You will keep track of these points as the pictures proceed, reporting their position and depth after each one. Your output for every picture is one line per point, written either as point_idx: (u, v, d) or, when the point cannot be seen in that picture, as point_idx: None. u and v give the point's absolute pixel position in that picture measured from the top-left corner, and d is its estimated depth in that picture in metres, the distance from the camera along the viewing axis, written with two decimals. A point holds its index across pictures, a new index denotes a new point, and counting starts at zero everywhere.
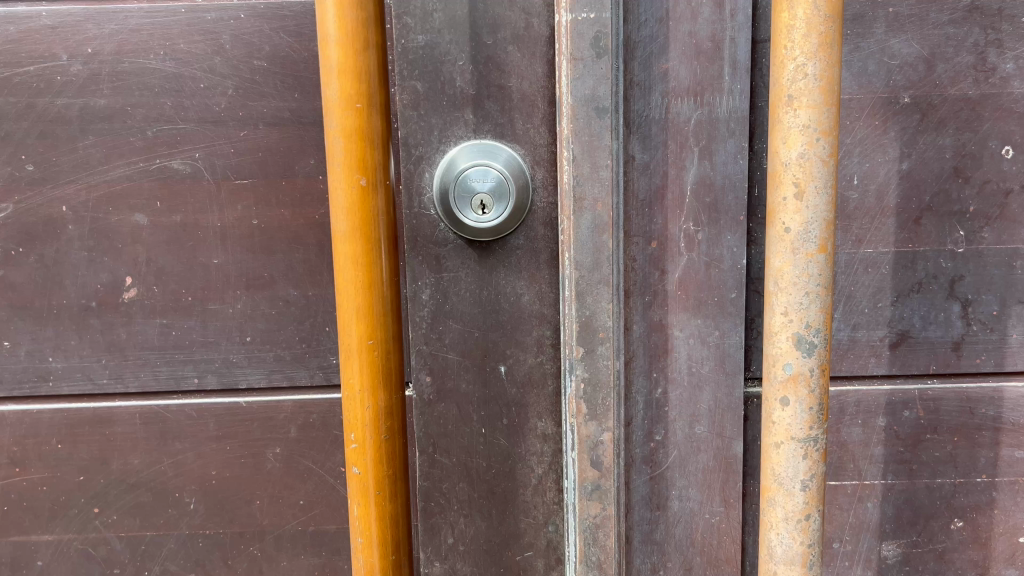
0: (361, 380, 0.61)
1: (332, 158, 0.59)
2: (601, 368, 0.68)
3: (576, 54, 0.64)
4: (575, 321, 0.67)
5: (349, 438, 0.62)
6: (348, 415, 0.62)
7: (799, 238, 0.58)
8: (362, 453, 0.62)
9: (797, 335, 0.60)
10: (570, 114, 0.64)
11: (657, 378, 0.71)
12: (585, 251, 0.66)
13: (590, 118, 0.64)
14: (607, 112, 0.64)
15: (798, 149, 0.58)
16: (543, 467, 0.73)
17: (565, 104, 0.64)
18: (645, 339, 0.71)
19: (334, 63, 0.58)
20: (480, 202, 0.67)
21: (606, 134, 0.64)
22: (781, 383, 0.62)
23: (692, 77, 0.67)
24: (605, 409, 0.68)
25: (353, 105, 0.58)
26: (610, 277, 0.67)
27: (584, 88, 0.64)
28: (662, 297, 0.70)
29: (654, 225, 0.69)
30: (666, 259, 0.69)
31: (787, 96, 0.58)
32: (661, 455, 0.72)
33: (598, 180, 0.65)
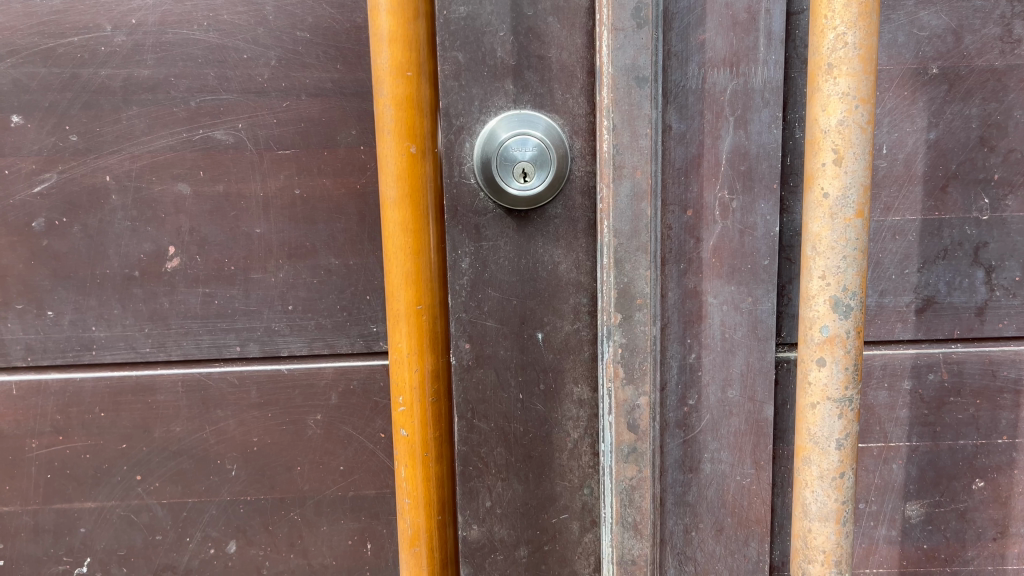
0: (409, 343, 0.63)
1: (381, 126, 0.61)
2: (638, 333, 0.70)
3: (617, 25, 0.65)
4: (614, 288, 0.69)
5: (397, 402, 0.64)
6: (396, 379, 0.64)
7: (837, 203, 0.61)
8: (410, 416, 0.64)
9: (834, 297, 0.63)
10: (611, 84, 0.66)
11: (691, 343, 0.73)
12: (624, 219, 0.68)
13: (630, 88, 0.66)
14: (647, 81, 0.66)
15: (838, 117, 0.60)
16: (579, 432, 0.75)
17: (607, 74, 0.66)
18: (679, 305, 0.73)
19: (384, 31, 0.60)
20: (522, 170, 0.68)
21: (646, 103, 0.66)
22: (817, 345, 0.64)
23: (729, 47, 0.68)
24: (642, 374, 0.70)
25: (404, 72, 0.60)
26: (649, 245, 0.68)
27: (625, 58, 0.66)
28: (696, 264, 0.72)
29: (690, 194, 0.71)
30: (700, 227, 0.71)
31: (827, 65, 0.60)
32: (694, 419, 0.74)
33: (638, 149, 0.67)
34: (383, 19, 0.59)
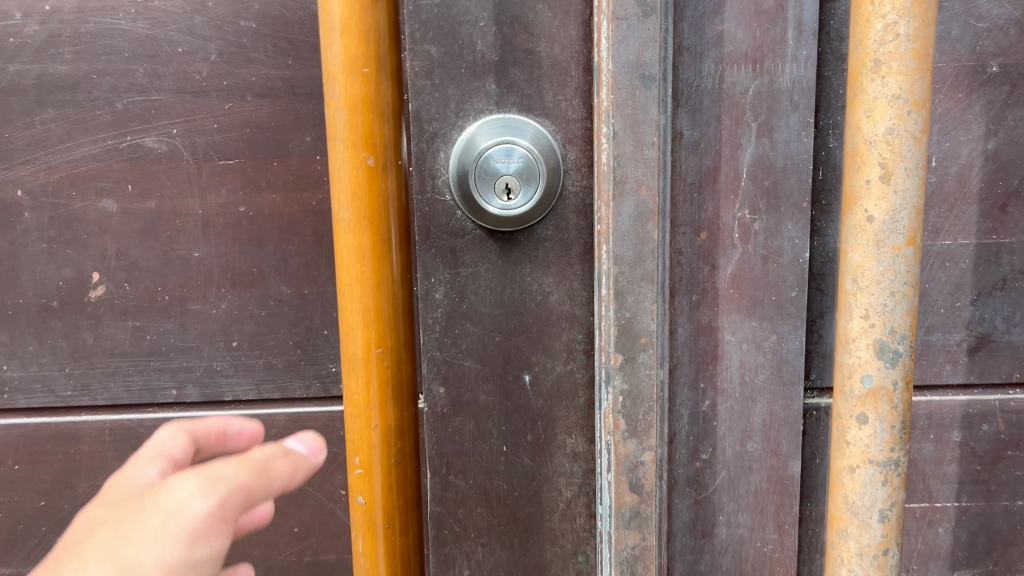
0: (368, 393, 0.52)
1: (334, 133, 0.51)
2: (643, 379, 0.59)
3: (619, 13, 0.55)
4: (614, 324, 0.59)
5: (353, 463, 0.53)
6: (352, 436, 0.53)
7: (885, 229, 0.50)
8: (369, 479, 0.53)
9: (878, 341, 0.52)
10: (611, 84, 0.56)
11: (704, 389, 0.62)
12: (626, 243, 0.57)
13: (634, 88, 0.56)
14: (654, 81, 0.56)
15: (886, 124, 0.50)
16: (573, 491, 0.64)
17: (607, 71, 0.56)
18: (691, 343, 0.62)
19: (336, 18, 0.49)
20: (505, 185, 0.57)
21: (653, 106, 0.56)
22: (857, 398, 0.53)
23: (752, 41, 0.58)
24: (647, 426, 0.60)
25: (359, 68, 0.50)
26: (655, 274, 0.58)
27: (628, 53, 0.55)
28: (711, 296, 0.61)
29: (704, 213, 0.60)
30: (716, 251, 0.60)
31: (873, 61, 0.50)
32: (708, 475, 0.63)
33: (643, 161, 0.57)
34: (333, 3, 0.49)
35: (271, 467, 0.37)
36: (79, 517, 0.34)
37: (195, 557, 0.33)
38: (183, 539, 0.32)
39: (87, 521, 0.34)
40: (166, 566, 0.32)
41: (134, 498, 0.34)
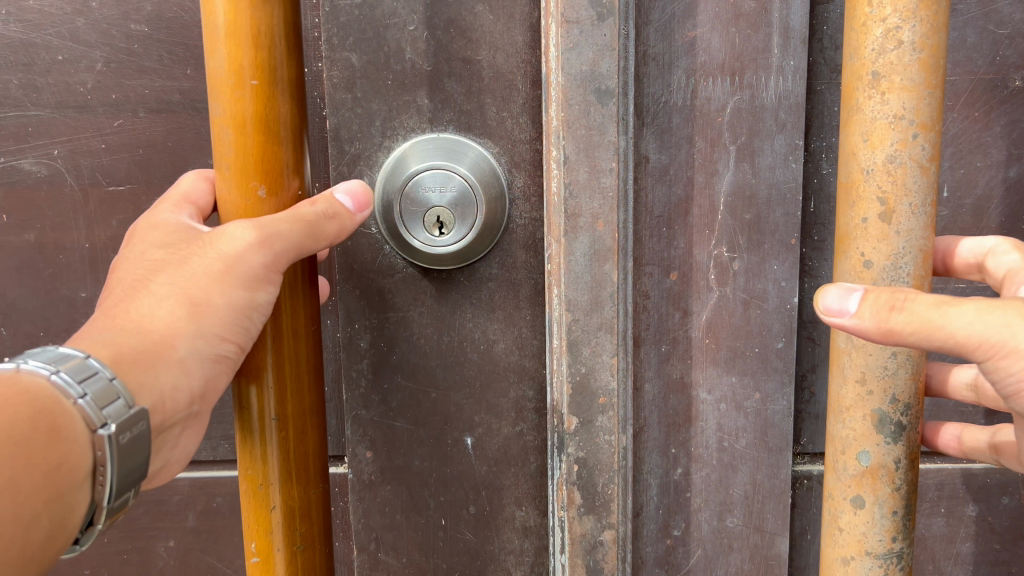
0: (267, 469, 0.43)
1: (220, 156, 0.42)
2: (601, 446, 0.51)
3: (568, 15, 0.46)
4: (567, 381, 0.50)
5: (247, 550, 0.44)
6: (247, 518, 0.44)
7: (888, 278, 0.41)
8: (267, 569, 0.44)
9: (877, 412, 0.43)
10: (561, 99, 0.47)
11: (677, 455, 0.54)
12: (580, 287, 0.49)
13: (588, 105, 0.47)
14: (611, 96, 0.47)
15: (887, 150, 0.41)
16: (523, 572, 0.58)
17: (556, 84, 0.47)
18: (660, 401, 0.53)
19: (219, 20, 0.40)
20: (436, 218, 0.51)
21: (611, 125, 0.47)
22: (852, 478, 0.44)
23: (729, 49, 0.49)
24: (607, 500, 0.51)
25: (248, 80, 0.41)
26: (615, 323, 0.49)
27: (580, 63, 0.47)
28: (683, 347, 0.53)
29: (674, 251, 0.52)
30: (688, 295, 0.52)
31: (871, 73, 0.41)
32: (681, 555, 0.55)
33: (600, 191, 0.48)
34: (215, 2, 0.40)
35: (320, 224, 0.44)
36: (147, 251, 0.43)
37: (205, 328, 0.42)
38: (237, 280, 0.42)
39: (151, 252, 0.43)
40: (229, 302, 0.42)
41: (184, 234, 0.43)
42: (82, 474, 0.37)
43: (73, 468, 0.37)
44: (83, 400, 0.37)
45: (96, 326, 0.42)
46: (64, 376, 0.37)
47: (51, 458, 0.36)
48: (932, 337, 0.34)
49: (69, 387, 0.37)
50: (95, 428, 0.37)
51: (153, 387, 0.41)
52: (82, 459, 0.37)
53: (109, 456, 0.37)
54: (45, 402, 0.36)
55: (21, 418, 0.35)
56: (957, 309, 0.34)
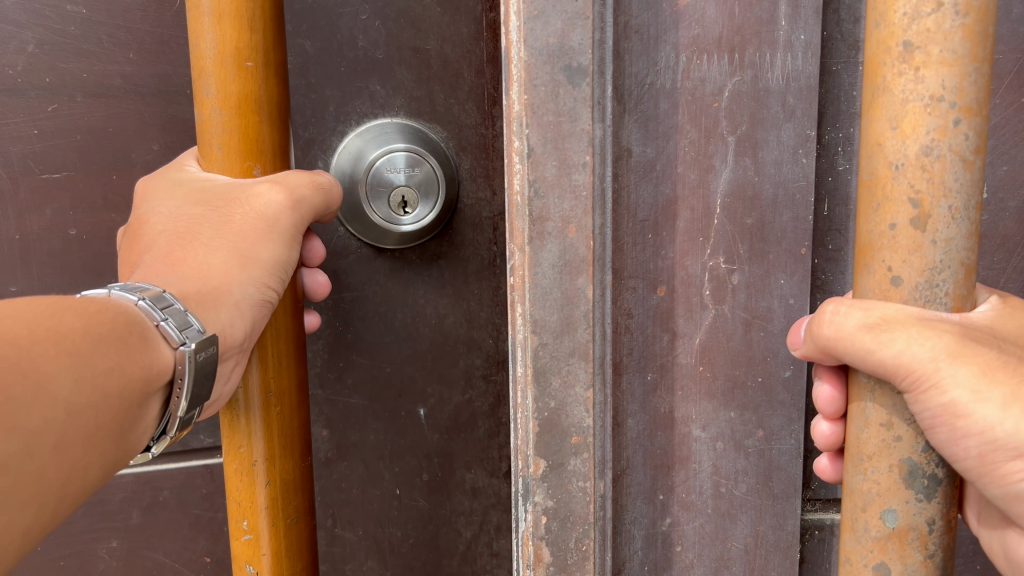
0: (253, 445, 0.51)
1: (210, 150, 0.50)
2: (575, 494, 0.47)
3: None
4: (534, 417, 0.46)
5: (242, 527, 0.52)
6: (239, 493, 0.52)
7: (919, 283, 0.39)
8: (256, 545, 0.52)
9: (905, 463, 0.41)
10: (525, 78, 0.43)
11: (664, 503, 0.51)
12: (549, 305, 0.45)
13: (556, 82, 0.43)
14: (583, 75, 0.43)
15: (921, 139, 0.38)
16: (471, 530, 0.80)
17: (518, 59, 0.43)
18: (644, 439, 0.50)
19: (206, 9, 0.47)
20: (400, 196, 0.69)
21: (584, 110, 0.44)
22: (874, 541, 0.41)
23: (726, 22, 0.47)
24: (582, 559, 0.47)
25: (242, 62, 0.48)
26: (589, 348, 0.45)
27: (544, 36, 0.43)
28: (671, 376, 0.50)
29: (661, 261, 0.48)
30: (676, 314, 0.49)
31: (901, 43, 0.38)
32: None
33: (571, 190, 0.44)
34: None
35: (314, 185, 0.54)
36: (185, 207, 0.51)
37: (254, 275, 0.51)
38: (277, 234, 0.52)
39: (188, 208, 0.51)
40: (272, 255, 0.52)
41: (219, 196, 0.50)
42: (162, 381, 0.46)
43: (158, 374, 0.46)
44: (165, 321, 0.46)
45: (156, 269, 0.50)
46: (148, 304, 0.47)
47: (139, 364, 0.44)
48: (866, 355, 0.40)
49: (152, 311, 0.46)
50: (175, 346, 0.46)
51: (219, 325, 0.48)
52: (164, 370, 0.46)
53: (187, 370, 0.46)
54: (130, 319, 0.46)
55: (116, 322, 0.45)
56: (890, 337, 0.39)
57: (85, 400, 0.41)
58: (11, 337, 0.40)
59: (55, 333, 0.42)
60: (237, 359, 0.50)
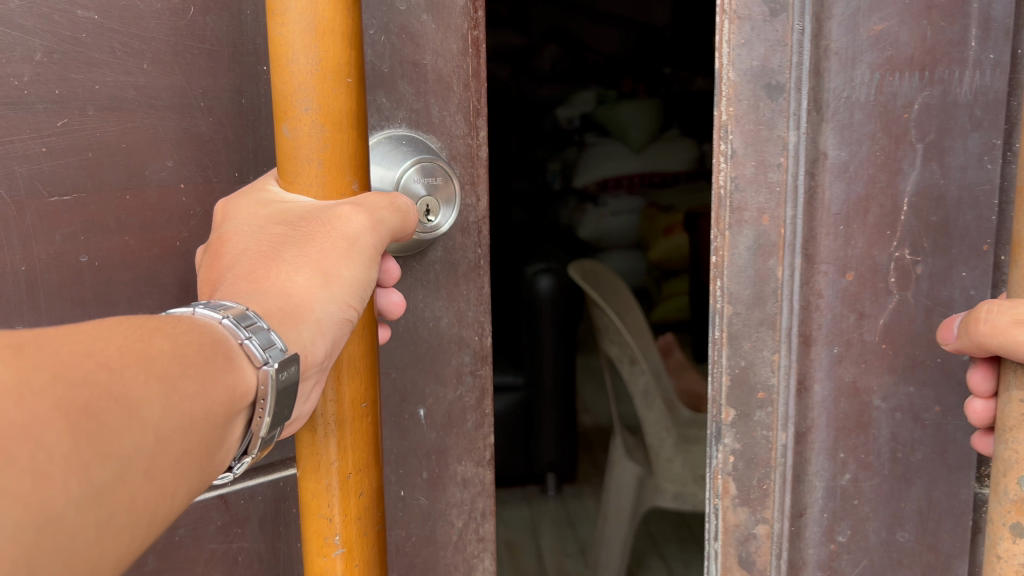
0: (321, 458, 0.47)
1: (305, 167, 0.44)
2: (759, 440, 0.63)
3: (741, 13, 0.58)
4: (727, 372, 0.62)
5: (332, 544, 0.48)
6: (310, 514, 0.48)
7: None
8: (352, 558, 0.49)
9: None
10: (732, 92, 0.59)
11: (844, 459, 0.64)
12: (743, 280, 0.61)
13: (757, 97, 0.59)
14: (778, 90, 0.59)
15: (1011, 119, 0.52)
16: (463, 519, 0.64)
17: (728, 79, 0.59)
18: (829, 403, 0.63)
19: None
20: None
21: (776, 120, 0.60)
22: (1012, 503, 0.47)
23: (915, 38, 0.60)
24: (763, 495, 0.63)
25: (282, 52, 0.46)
26: (775, 319, 0.62)
27: (751, 58, 0.59)
28: (857, 349, 0.63)
29: (853, 250, 0.62)
30: (864, 298, 0.62)
31: None
32: (844, 560, 0.65)
33: (766, 187, 0.60)
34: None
35: None
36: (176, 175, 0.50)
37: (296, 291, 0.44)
38: None
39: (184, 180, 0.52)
40: None
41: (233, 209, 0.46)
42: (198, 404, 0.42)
43: None
44: (248, 339, 0.39)
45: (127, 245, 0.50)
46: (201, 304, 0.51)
47: (223, 385, 0.38)
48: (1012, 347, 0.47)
49: None
50: (259, 365, 0.39)
51: (301, 344, 0.41)
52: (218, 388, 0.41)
53: (271, 392, 0.40)
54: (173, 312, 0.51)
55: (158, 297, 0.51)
56: None
57: (170, 424, 0.35)
58: (100, 355, 0.34)
59: (143, 354, 0.36)
60: (317, 376, 0.44)
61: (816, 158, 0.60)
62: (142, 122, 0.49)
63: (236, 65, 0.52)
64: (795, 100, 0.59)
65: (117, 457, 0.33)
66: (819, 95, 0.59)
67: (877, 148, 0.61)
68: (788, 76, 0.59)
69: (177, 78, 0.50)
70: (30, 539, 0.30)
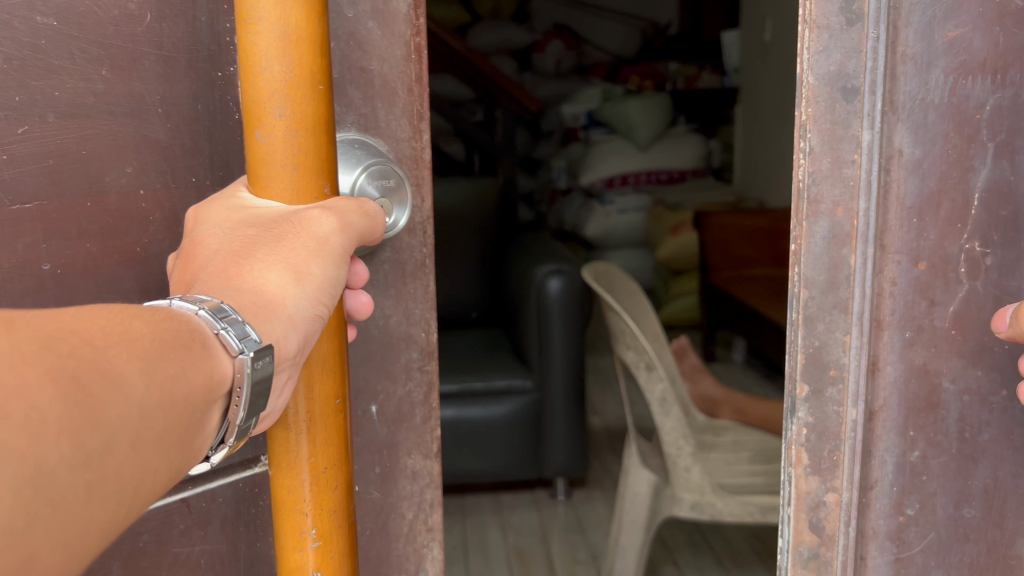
0: (294, 453, 0.47)
1: (279, 172, 0.45)
2: (831, 416, 0.62)
3: (822, 22, 0.58)
4: (803, 351, 0.61)
5: (308, 537, 0.48)
6: (282, 506, 0.48)
7: None
8: (328, 552, 0.49)
9: None
10: (812, 95, 0.59)
11: (913, 438, 0.63)
12: (819, 267, 0.60)
13: (835, 99, 0.59)
14: (854, 93, 0.59)
15: None
16: (413, 510, 0.62)
17: (807, 84, 0.59)
18: (900, 385, 0.62)
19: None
20: None
21: (851, 120, 0.59)
22: None
23: (989, 44, 0.59)
24: (833, 465, 0.63)
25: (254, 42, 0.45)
26: (848, 303, 0.61)
27: (829, 64, 0.59)
28: (926, 334, 0.62)
29: (925, 242, 0.61)
30: (934, 286, 0.61)
31: None
32: (911, 533, 0.64)
33: (841, 182, 0.60)
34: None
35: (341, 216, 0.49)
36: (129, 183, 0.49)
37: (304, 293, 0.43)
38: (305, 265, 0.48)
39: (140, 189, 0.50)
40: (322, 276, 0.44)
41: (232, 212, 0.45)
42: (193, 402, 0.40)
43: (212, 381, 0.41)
44: (225, 330, 0.39)
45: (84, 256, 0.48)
46: None
47: (201, 372, 0.37)
48: None
49: None
50: (234, 355, 0.39)
51: (275, 336, 0.41)
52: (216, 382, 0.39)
53: (245, 381, 0.39)
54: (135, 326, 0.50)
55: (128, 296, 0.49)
56: None
57: (155, 400, 0.35)
58: (84, 335, 0.34)
59: (125, 336, 0.35)
60: (289, 370, 0.43)
61: (889, 154, 0.60)
62: (100, 130, 0.47)
63: (191, 72, 0.50)
64: (870, 102, 0.59)
65: (104, 427, 0.32)
66: (893, 97, 0.59)
67: (952, 146, 0.60)
68: (862, 81, 0.59)
69: (134, 83, 0.48)
70: (27, 494, 0.30)
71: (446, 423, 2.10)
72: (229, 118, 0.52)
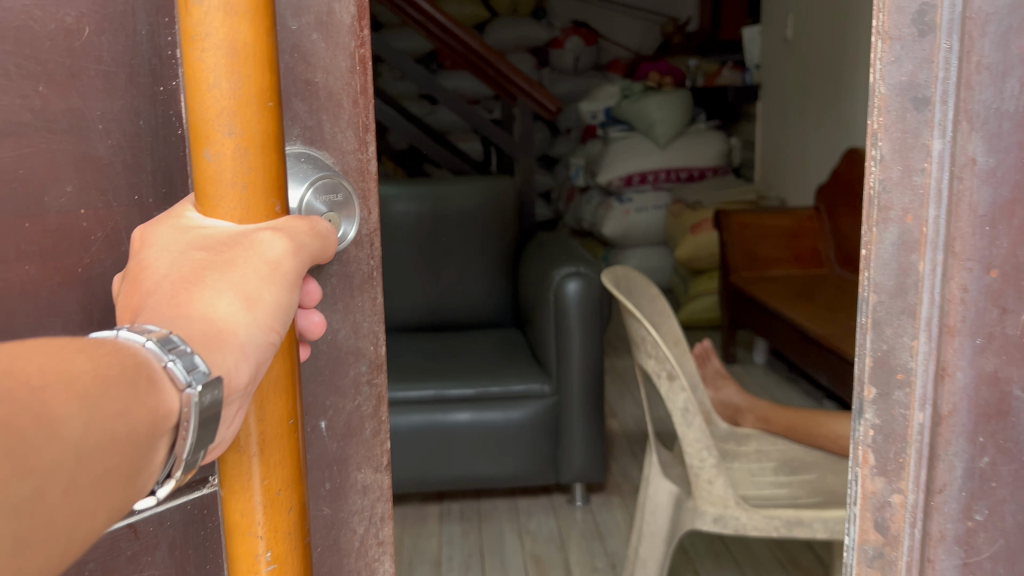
0: (247, 473, 0.44)
1: (227, 191, 0.41)
2: (896, 419, 0.54)
3: (893, 32, 0.50)
4: (868, 354, 0.54)
5: (262, 560, 0.44)
6: (232, 528, 0.44)
7: None
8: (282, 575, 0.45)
9: None
10: (880, 105, 0.51)
11: (983, 444, 0.54)
12: (887, 272, 0.53)
13: (904, 109, 0.51)
14: (928, 103, 0.51)
15: None
16: (364, 524, 0.54)
17: (878, 92, 0.51)
18: (970, 391, 0.53)
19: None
20: None
21: (923, 130, 0.51)
22: None
23: None
24: (900, 467, 0.55)
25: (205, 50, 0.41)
26: (916, 309, 0.53)
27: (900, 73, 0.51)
28: (999, 342, 0.53)
29: (997, 249, 0.52)
30: (1007, 294, 0.52)
31: None
32: (981, 537, 0.55)
33: (911, 190, 0.52)
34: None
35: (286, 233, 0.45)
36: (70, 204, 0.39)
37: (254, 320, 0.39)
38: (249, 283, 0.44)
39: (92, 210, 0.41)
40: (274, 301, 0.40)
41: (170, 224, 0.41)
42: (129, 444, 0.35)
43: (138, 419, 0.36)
44: (173, 362, 0.35)
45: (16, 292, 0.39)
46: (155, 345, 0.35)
47: (148, 408, 0.33)
48: None
49: (161, 351, 0.35)
50: (181, 389, 0.35)
51: (225, 368, 0.37)
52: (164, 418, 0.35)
53: (193, 416, 0.35)
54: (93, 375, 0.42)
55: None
56: None
57: (95, 443, 0.30)
58: (19, 374, 0.29)
59: (64, 374, 0.31)
60: (240, 399, 0.39)
61: (963, 162, 0.51)
62: (37, 147, 0.38)
63: (132, 88, 0.41)
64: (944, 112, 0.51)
65: (38, 474, 0.28)
66: (968, 106, 0.50)
67: None
68: (935, 90, 0.51)
69: (71, 99, 0.38)
70: None
71: (462, 427, 2.08)
72: (172, 135, 0.43)
